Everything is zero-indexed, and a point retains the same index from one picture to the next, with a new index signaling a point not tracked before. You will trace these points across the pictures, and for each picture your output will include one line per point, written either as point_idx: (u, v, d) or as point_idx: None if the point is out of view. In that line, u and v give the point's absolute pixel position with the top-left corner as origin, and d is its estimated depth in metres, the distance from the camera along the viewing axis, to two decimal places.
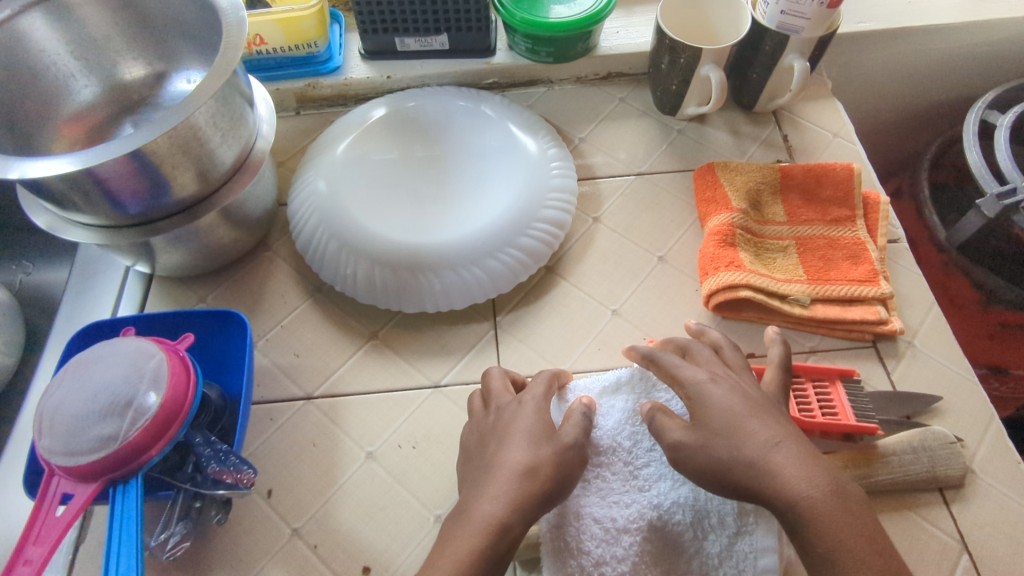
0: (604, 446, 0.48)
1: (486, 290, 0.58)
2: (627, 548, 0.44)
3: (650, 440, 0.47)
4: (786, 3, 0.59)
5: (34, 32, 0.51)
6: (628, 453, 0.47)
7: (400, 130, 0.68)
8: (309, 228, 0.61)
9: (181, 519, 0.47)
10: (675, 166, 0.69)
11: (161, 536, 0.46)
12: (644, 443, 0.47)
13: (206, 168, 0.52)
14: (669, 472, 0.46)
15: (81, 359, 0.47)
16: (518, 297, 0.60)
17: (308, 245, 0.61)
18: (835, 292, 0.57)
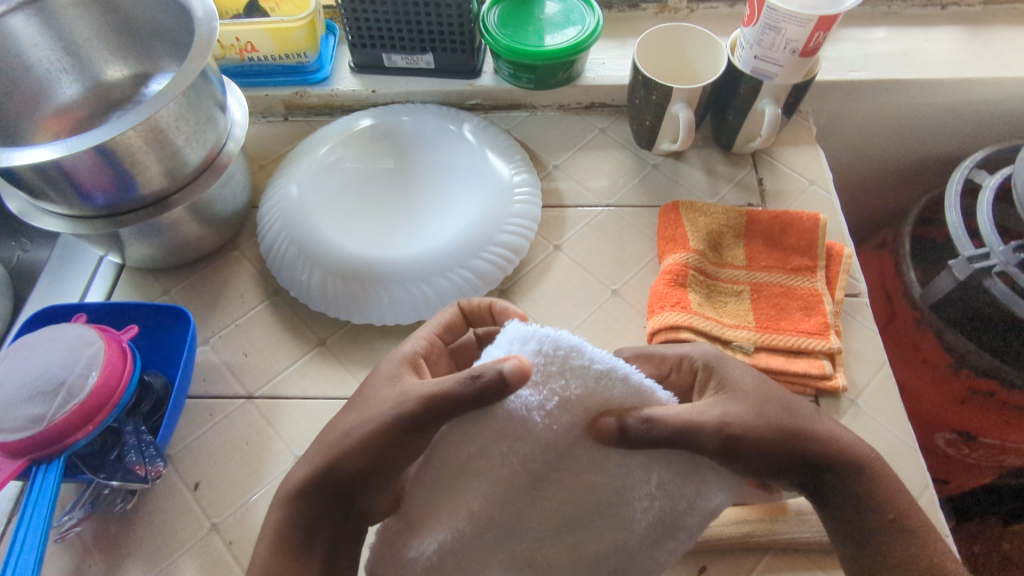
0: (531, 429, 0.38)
1: (432, 309, 0.59)
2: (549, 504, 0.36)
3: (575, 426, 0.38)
4: (759, 48, 0.59)
5: (20, 32, 0.55)
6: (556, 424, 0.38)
7: (378, 143, 0.69)
8: (273, 231, 0.63)
9: (86, 503, 0.49)
10: (644, 200, 0.69)
11: (63, 519, 0.49)
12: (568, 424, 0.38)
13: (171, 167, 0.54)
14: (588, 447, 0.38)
15: (25, 342, 0.49)
16: None
17: (270, 247, 0.63)
18: (781, 343, 0.56)
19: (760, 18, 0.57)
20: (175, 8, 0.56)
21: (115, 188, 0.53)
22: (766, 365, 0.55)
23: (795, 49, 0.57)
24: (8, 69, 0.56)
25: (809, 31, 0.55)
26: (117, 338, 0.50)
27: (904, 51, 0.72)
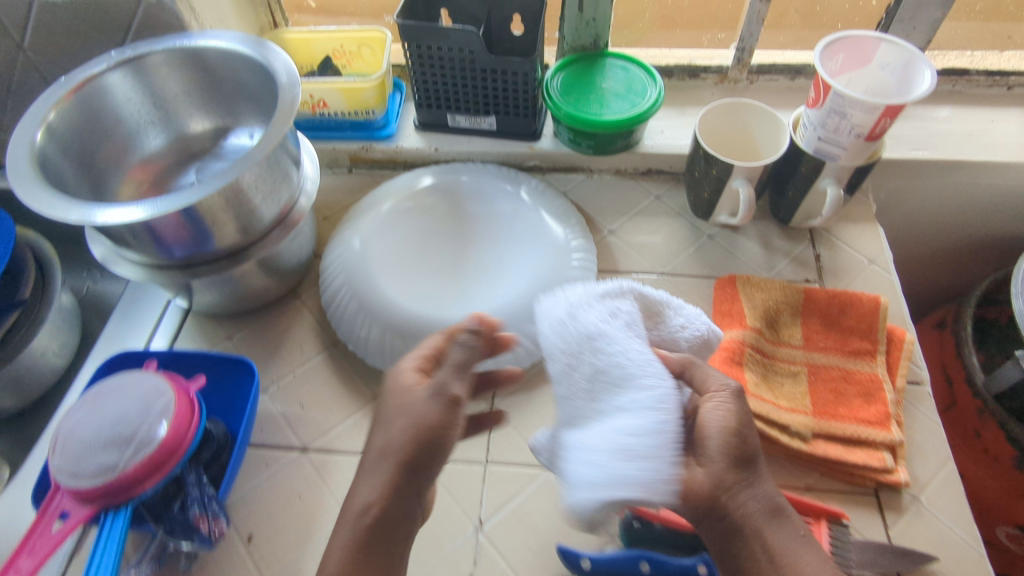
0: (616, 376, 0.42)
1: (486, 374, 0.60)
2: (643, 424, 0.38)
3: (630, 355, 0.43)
4: (823, 131, 0.59)
5: (114, 88, 0.59)
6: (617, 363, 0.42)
7: (440, 202, 0.71)
8: (335, 284, 0.65)
9: (150, 558, 0.51)
10: (700, 271, 0.69)
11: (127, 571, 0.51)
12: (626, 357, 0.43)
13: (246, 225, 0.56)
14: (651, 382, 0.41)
15: (100, 388, 0.51)
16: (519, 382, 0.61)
17: (332, 300, 0.65)
18: (839, 431, 0.55)
19: (825, 102, 0.57)
20: (261, 69, 0.59)
21: (195, 243, 0.55)
22: (823, 454, 0.54)
23: (860, 134, 0.57)
24: (103, 123, 0.60)
25: (875, 117, 0.55)
26: (185, 388, 0.52)
27: (968, 132, 0.72)
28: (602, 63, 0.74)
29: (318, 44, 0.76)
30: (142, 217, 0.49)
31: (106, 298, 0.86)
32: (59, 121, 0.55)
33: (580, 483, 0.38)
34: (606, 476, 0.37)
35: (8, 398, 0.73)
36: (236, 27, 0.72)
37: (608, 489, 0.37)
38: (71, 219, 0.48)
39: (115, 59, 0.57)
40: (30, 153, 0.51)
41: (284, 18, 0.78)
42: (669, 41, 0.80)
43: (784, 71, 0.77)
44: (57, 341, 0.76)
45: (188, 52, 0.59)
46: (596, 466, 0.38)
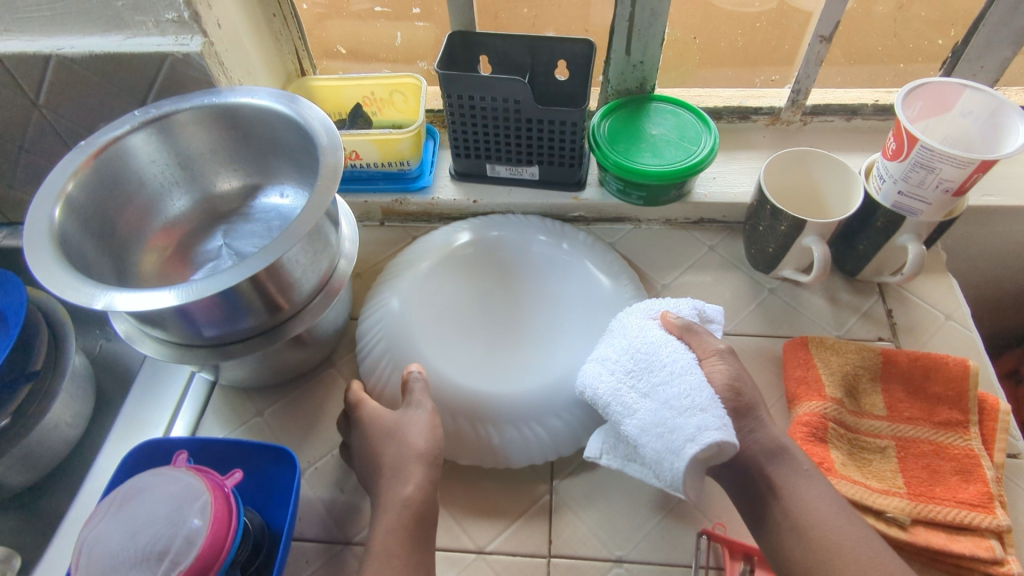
0: (645, 373, 0.50)
1: (545, 453, 0.55)
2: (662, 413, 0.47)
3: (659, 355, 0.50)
4: (904, 184, 0.55)
5: (138, 150, 0.54)
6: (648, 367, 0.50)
7: (481, 260, 0.67)
8: (375, 355, 0.60)
9: None
10: (764, 329, 0.64)
11: None
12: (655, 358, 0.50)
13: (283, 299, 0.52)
14: (674, 375, 0.48)
15: (128, 489, 0.47)
16: (579, 460, 0.56)
17: (372, 371, 0.60)
18: (940, 516, 0.50)
19: (909, 154, 0.53)
20: (297, 128, 0.55)
21: (228, 321, 0.51)
22: (925, 544, 0.49)
23: (947, 189, 0.53)
24: (125, 188, 0.55)
25: (967, 173, 0.51)
26: (220, 484, 0.47)
27: None
28: (650, 107, 0.70)
29: (348, 91, 0.71)
30: (174, 301, 0.44)
31: (120, 359, 0.80)
32: (79, 192, 0.50)
33: (660, 456, 0.46)
34: (682, 438, 0.45)
35: (17, 475, 0.67)
36: (264, 77, 0.67)
37: (691, 446, 0.44)
38: (96, 306, 0.43)
39: (140, 120, 0.53)
40: (49, 232, 0.46)
41: (312, 65, 0.74)
42: (715, 82, 0.76)
43: (839, 111, 0.73)
44: (70, 411, 0.71)
45: (217, 110, 0.55)
46: (665, 438, 0.45)
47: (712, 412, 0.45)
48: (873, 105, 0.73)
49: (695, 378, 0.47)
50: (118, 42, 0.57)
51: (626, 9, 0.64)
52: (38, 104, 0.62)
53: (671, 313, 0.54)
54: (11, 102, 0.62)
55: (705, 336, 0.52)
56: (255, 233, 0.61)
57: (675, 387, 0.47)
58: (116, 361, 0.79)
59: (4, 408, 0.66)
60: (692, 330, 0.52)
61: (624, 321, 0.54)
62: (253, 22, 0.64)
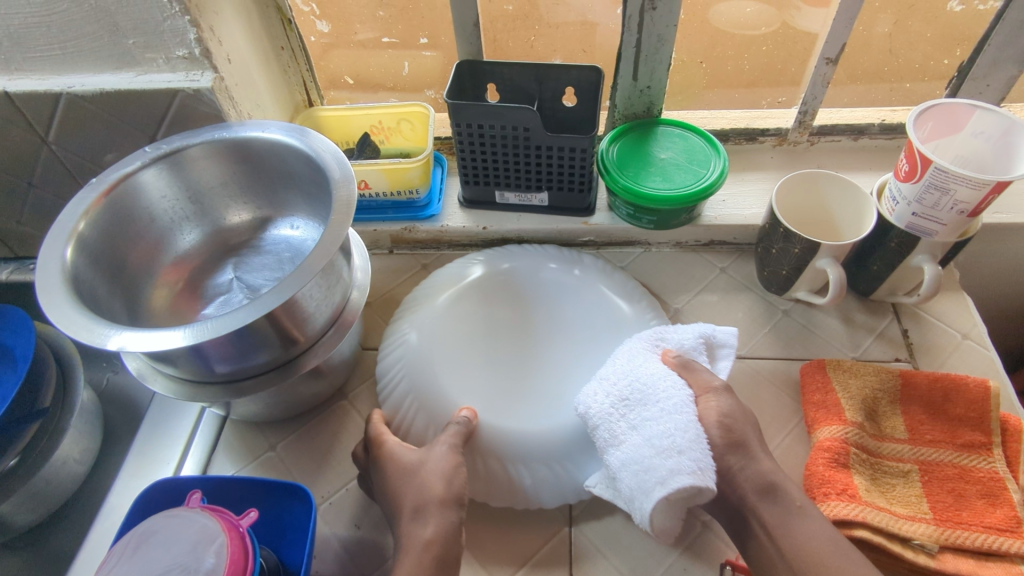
0: (635, 402, 0.51)
1: (578, 490, 0.54)
2: (644, 450, 0.48)
3: (651, 390, 0.51)
4: (918, 205, 0.55)
5: (151, 185, 0.54)
6: (638, 399, 0.51)
7: (498, 290, 0.67)
8: (397, 394, 0.59)
9: None
10: (779, 352, 0.63)
11: None
12: (646, 392, 0.51)
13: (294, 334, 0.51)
14: (663, 412, 0.49)
15: (143, 530, 0.46)
16: None
17: (396, 410, 0.59)
18: (968, 542, 0.49)
19: (923, 176, 0.53)
20: (309, 161, 0.55)
21: (241, 358, 0.50)
22: (955, 571, 0.48)
23: (963, 210, 0.53)
24: (137, 224, 0.55)
25: (982, 194, 0.51)
26: (236, 524, 0.47)
27: None
28: (658, 131, 0.71)
29: (356, 120, 0.72)
30: (188, 341, 0.44)
31: (128, 393, 0.79)
32: (90, 230, 0.50)
33: (633, 492, 0.47)
34: (654, 479, 0.46)
35: (26, 514, 0.67)
36: (273, 108, 0.67)
37: (662, 489, 0.45)
38: (108, 346, 0.42)
39: (151, 156, 0.53)
40: (61, 272, 0.46)
41: (320, 95, 0.75)
42: (721, 104, 0.77)
43: (847, 131, 0.74)
44: (79, 447, 0.70)
45: (228, 144, 0.55)
46: (640, 477, 0.47)
47: (689, 456, 0.46)
48: (879, 125, 0.74)
49: (683, 419, 0.48)
50: (130, 79, 0.57)
51: (633, 35, 0.65)
52: (47, 141, 0.62)
53: (671, 350, 0.55)
54: (21, 140, 0.62)
55: (702, 373, 0.53)
56: (266, 266, 0.60)
57: (661, 424, 0.48)
58: (124, 394, 0.79)
59: (12, 449, 0.65)
60: (689, 366, 0.54)
61: (624, 351, 0.56)
62: (261, 55, 0.64)
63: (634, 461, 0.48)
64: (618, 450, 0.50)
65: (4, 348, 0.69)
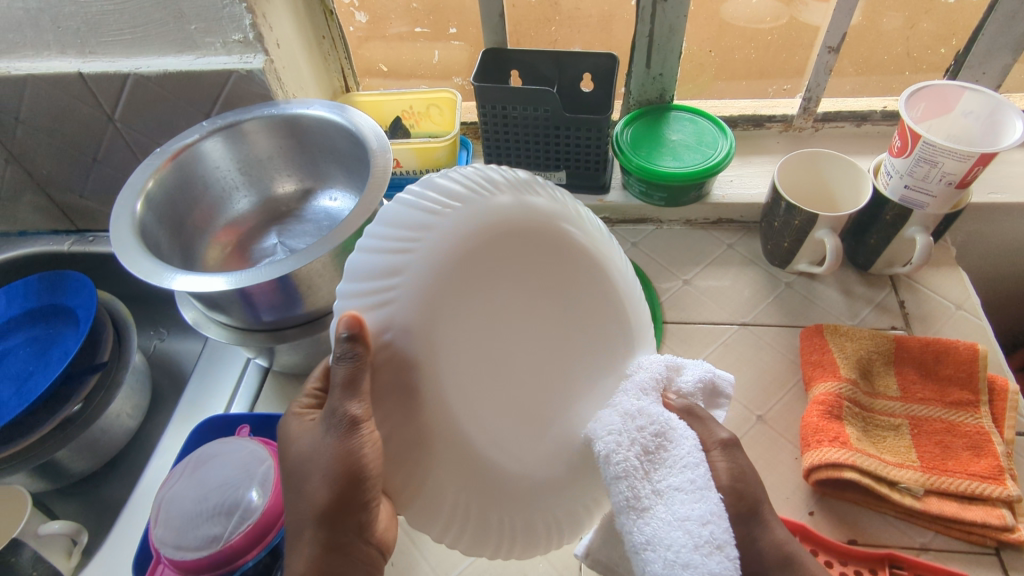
0: (658, 460, 0.39)
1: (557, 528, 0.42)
2: (679, 533, 0.36)
3: (681, 450, 0.39)
4: (910, 178, 0.59)
5: (211, 153, 0.61)
6: (665, 453, 0.39)
7: (520, 252, 0.40)
8: (380, 379, 0.37)
9: None
10: (781, 320, 0.68)
11: None
12: (675, 451, 0.39)
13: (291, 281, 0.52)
14: (696, 483, 0.38)
15: (200, 455, 0.51)
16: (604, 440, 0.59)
17: (380, 395, 0.37)
18: (952, 486, 0.53)
19: (913, 150, 0.57)
20: (349, 135, 0.60)
21: (285, 307, 0.56)
22: (938, 512, 0.51)
23: (951, 181, 0.57)
24: (196, 188, 0.62)
25: (969, 165, 0.54)
26: (281, 452, 0.52)
27: None
28: (670, 116, 0.76)
29: (389, 105, 0.78)
30: (237, 286, 0.50)
31: (173, 357, 0.85)
32: (156, 190, 0.57)
33: None
34: None
35: (82, 462, 0.72)
36: (314, 91, 0.74)
37: None
38: (169, 285, 0.49)
39: (209, 128, 0.59)
40: (131, 223, 0.52)
41: (356, 82, 0.81)
42: (731, 93, 0.82)
43: (850, 117, 0.79)
44: (130, 403, 0.76)
45: (278, 120, 0.61)
46: (672, 568, 0.36)
47: (729, 553, 0.36)
48: (881, 111, 0.78)
49: (715, 495, 0.38)
50: (190, 61, 0.64)
51: (645, 26, 0.70)
52: (113, 118, 0.69)
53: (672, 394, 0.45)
54: (89, 117, 0.69)
55: (709, 421, 0.44)
56: (307, 232, 0.66)
57: (694, 498, 0.37)
58: (169, 358, 0.85)
59: (76, 396, 0.70)
60: (697, 415, 0.44)
61: (640, 379, 0.43)
62: (306, 43, 0.71)
63: (661, 545, 0.37)
64: (642, 518, 0.38)
65: (67, 311, 0.74)
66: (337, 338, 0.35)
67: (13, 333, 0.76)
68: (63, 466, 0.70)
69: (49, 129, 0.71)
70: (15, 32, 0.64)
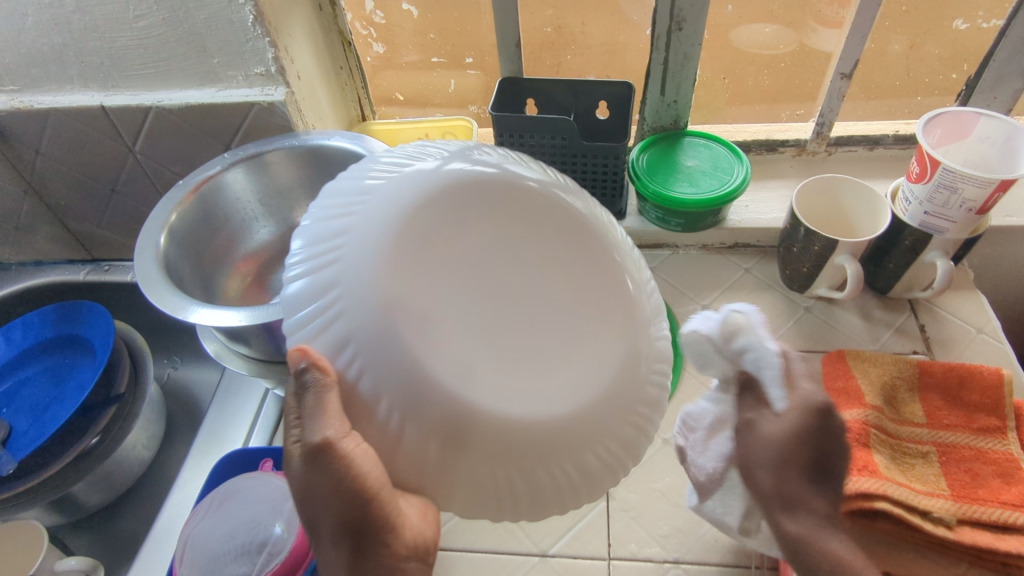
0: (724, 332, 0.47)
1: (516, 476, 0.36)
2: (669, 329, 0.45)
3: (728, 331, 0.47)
4: (929, 204, 0.59)
5: (233, 183, 0.62)
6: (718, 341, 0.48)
7: (449, 215, 0.40)
8: (358, 397, 0.35)
9: None
10: (802, 345, 0.67)
11: None
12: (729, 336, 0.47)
13: None
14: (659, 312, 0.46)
15: (226, 489, 0.51)
16: (692, 547, 0.54)
17: (360, 413, 0.35)
18: (984, 515, 0.52)
19: (933, 177, 0.57)
20: None
21: None
22: (972, 542, 0.50)
23: (971, 207, 0.57)
24: (217, 218, 0.62)
25: (989, 192, 0.55)
26: None
27: None
28: (684, 142, 0.76)
29: (405, 134, 0.78)
30: (254, 322, 0.49)
31: (186, 385, 0.84)
32: (179, 222, 0.57)
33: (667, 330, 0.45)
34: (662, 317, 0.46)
35: (97, 495, 0.71)
36: (332, 120, 0.74)
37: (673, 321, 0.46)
38: (188, 319, 0.48)
39: (231, 159, 0.60)
40: (155, 257, 0.53)
41: (372, 111, 0.82)
42: (743, 117, 0.82)
43: (863, 142, 0.79)
44: (146, 433, 0.74)
45: (299, 151, 0.61)
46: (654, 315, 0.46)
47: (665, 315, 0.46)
48: (894, 135, 0.79)
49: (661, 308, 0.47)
50: (212, 93, 0.64)
51: (661, 54, 0.71)
52: (133, 149, 0.69)
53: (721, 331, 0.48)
54: (110, 149, 0.69)
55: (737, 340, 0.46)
56: None
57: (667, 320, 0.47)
58: (183, 387, 0.84)
59: (93, 428, 0.69)
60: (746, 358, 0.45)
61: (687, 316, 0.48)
62: (324, 74, 0.72)
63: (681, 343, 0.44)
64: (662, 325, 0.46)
65: (84, 341, 0.74)
66: (293, 370, 0.35)
67: (29, 364, 0.76)
68: (77, 499, 0.69)
69: (68, 161, 0.71)
70: (38, 67, 0.64)
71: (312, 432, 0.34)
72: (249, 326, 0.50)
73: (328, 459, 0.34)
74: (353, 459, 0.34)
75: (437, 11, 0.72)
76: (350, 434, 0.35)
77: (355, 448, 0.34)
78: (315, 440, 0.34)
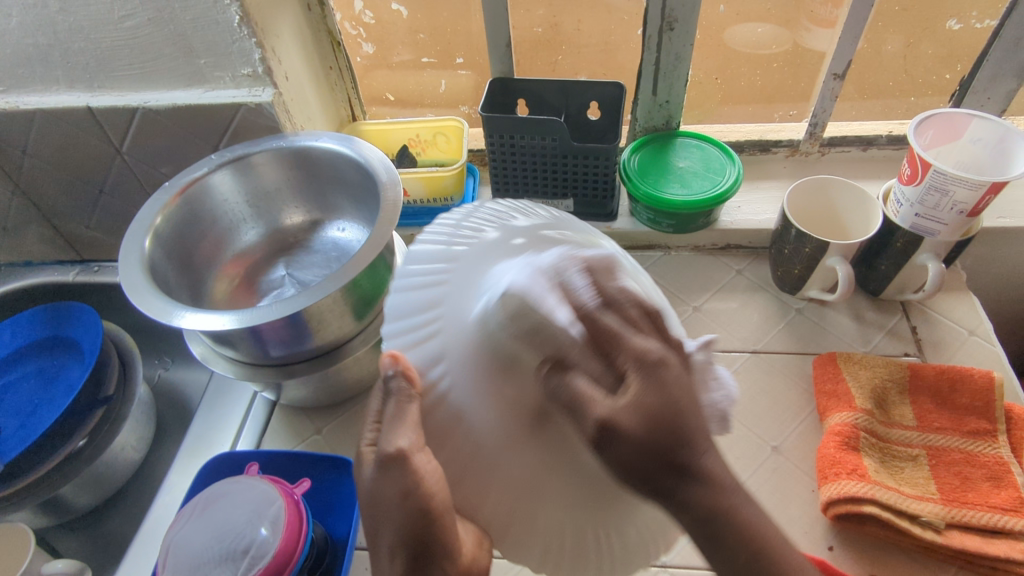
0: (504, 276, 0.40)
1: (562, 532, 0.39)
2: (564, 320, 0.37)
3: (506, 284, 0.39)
4: (920, 207, 0.59)
5: (221, 184, 0.61)
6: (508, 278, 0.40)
7: (536, 272, 0.42)
8: (442, 411, 0.38)
9: None
10: (793, 346, 0.67)
11: None
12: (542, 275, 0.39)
13: (301, 319, 0.52)
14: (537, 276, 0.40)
15: (210, 494, 0.51)
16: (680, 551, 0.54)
17: (438, 438, 0.38)
18: (973, 519, 0.51)
19: (924, 179, 0.57)
20: (358, 167, 0.60)
21: (294, 343, 0.55)
22: (960, 547, 0.50)
23: (962, 210, 0.56)
24: (204, 220, 0.62)
25: (980, 194, 0.54)
26: (291, 491, 0.51)
27: None
28: (676, 143, 0.76)
29: (395, 134, 0.78)
30: (237, 326, 0.49)
31: (177, 386, 0.84)
32: (165, 224, 0.56)
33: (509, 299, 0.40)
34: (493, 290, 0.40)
35: (86, 497, 0.70)
36: (321, 120, 0.74)
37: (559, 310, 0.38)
38: (171, 323, 0.48)
39: (218, 161, 0.59)
40: (140, 259, 0.52)
41: (362, 111, 0.82)
42: (735, 118, 0.82)
43: (856, 142, 0.79)
44: (135, 435, 0.74)
45: (287, 152, 0.61)
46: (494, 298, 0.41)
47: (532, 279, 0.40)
48: (888, 136, 0.78)
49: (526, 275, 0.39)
50: (199, 94, 0.64)
51: (652, 54, 0.71)
52: (120, 150, 0.69)
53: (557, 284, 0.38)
54: (97, 149, 0.69)
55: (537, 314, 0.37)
56: (316, 264, 0.65)
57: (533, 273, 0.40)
58: (174, 388, 0.83)
59: (79, 431, 0.68)
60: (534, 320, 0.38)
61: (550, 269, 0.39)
62: (313, 74, 0.71)
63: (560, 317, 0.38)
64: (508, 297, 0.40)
65: (71, 342, 0.74)
66: (383, 374, 0.38)
67: (18, 365, 0.75)
68: (65, 501, 0.69)
69: (55, 162, 0.71)
70: (23, 67, 0.64)
71: (388, 442, 0.38)
72: (233, 330, 0.49)
73: (400, 470, 0.37)
74: (421, 476, 0.37)
75: (427, 11, 0.71)
76: (423, 449, 0.38)
77: (426, 464, 0.37)
78: (388, 449, 0.37)
